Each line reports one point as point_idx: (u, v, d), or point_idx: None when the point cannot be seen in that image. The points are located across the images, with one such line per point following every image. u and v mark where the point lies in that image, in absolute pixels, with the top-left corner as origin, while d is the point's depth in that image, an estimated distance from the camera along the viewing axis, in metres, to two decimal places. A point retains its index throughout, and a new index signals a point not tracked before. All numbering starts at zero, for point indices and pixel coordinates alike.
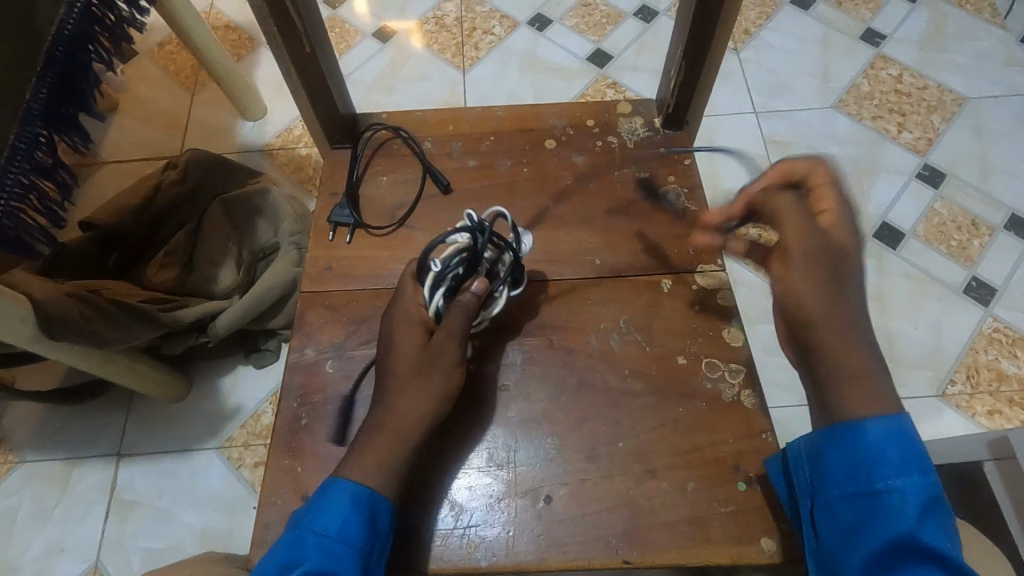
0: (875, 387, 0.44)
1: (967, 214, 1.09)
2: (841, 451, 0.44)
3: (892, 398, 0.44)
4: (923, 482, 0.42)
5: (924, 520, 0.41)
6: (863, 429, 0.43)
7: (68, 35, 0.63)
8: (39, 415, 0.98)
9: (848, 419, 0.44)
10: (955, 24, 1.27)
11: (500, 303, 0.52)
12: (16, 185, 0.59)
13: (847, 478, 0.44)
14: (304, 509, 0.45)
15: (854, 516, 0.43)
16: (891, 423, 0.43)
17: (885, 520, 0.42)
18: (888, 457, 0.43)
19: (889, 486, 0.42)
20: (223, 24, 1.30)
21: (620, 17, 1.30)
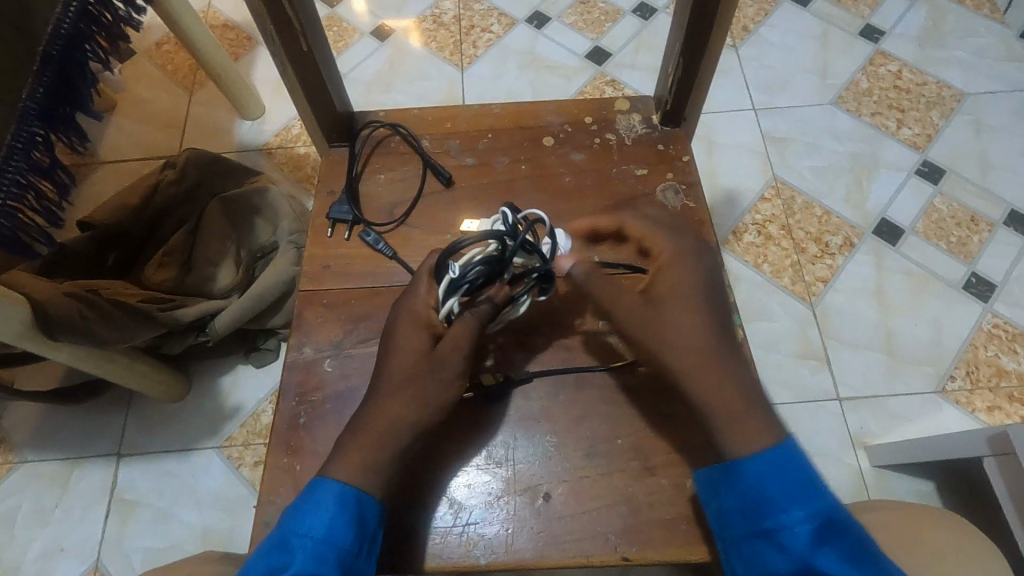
0: (758, 413, 0.44)
1: (967, 210, 1.09)
2: (731, 489, 0.44)
3: (769, 426, 0.44)
4: (812, 508, 0.41)
5: (820, 547, 0.40)
6: (746, 467, 0.43)
7: (65, 34, 0.63)
8: (39, 415, 0.98)
9: (731, 458, 0.44)
10: (954, 20, 1.27)
11: (521, 310, 0.51)
12: (14, 185, 0.59)
13: (741, 516, 0.43)
14: (290, 511, 0.45)
15: (757, 553, 0.42)
16: (769, 454, 0.43)
17: (781, 555, 0.41)
18: (770, 491, 0.42)
19: (780, 522, 0.41)
20: (221, 24, 1.30)
21: (618, 15, 1.29)
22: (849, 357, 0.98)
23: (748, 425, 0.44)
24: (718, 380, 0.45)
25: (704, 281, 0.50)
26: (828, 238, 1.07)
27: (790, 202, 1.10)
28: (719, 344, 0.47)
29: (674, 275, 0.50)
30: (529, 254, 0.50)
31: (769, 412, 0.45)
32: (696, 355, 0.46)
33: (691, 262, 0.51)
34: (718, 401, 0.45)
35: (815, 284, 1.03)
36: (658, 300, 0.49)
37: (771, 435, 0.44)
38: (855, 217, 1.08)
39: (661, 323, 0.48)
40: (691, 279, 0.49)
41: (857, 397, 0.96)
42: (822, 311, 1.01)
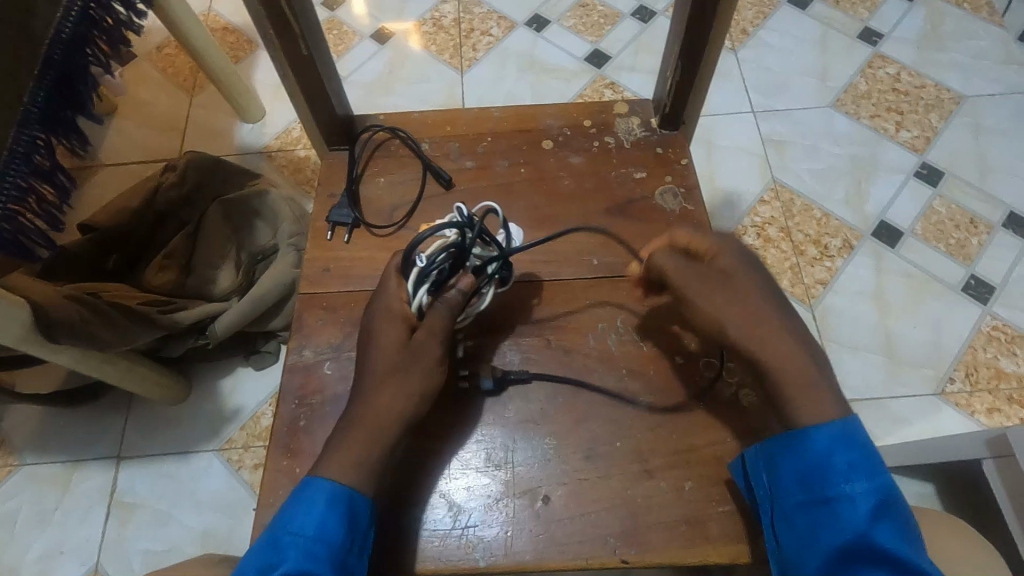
0: (830, 395, 0.45)
1: (966, 212, 1.09)
2: (794, 457, 0.45)
3: (838, 402, 0.45)
4: (872, 483, 0.43)
5: (877, 521, 0.42)
6: (812, 437, 0.44)
7: (65, 38, 0.63)
8: (38, 418, 0.98)
9: (798, 426, 0.45)
10: (953, 23, 1.27)
11: (486, 300, 0.52)
12: (14, 188, 0.59)
13: (798, 486, 0.45)
14: (282, 509, 0.46)
15: (811, 522, 0.44)
16: (839, 428, 0.44)
17: (837, 526, 0.43)
18: (835, 463, 0.44)
19: (842, 491, 0.43)
20: (221, 27, 1.30)
21: (617, 18, 1.30)
22: (848, 359, 0.98)
23: (814, 398, 0.45)
24: (790, 358, 0.45)
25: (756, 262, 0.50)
26: (827, 241, 1.07)
27: (790, 204, 1.10)
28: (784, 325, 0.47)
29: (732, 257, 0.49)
30: (487, 244, 0.53)
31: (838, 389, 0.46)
32: (765, 335, 0.46)
33: (738, 245, 0.50)
34: (793, 375, 0.45)
35: (814, 286, 1.03)
36: (730, 285, 0.48)
37: (838, 411, 0.45)
38: (854, 220, 1.09)
39: (734, 305, 0.47)
40: (746, 267, 0.49)
41: (857, 399, 0.96)
42: (821, 313, 1.01)
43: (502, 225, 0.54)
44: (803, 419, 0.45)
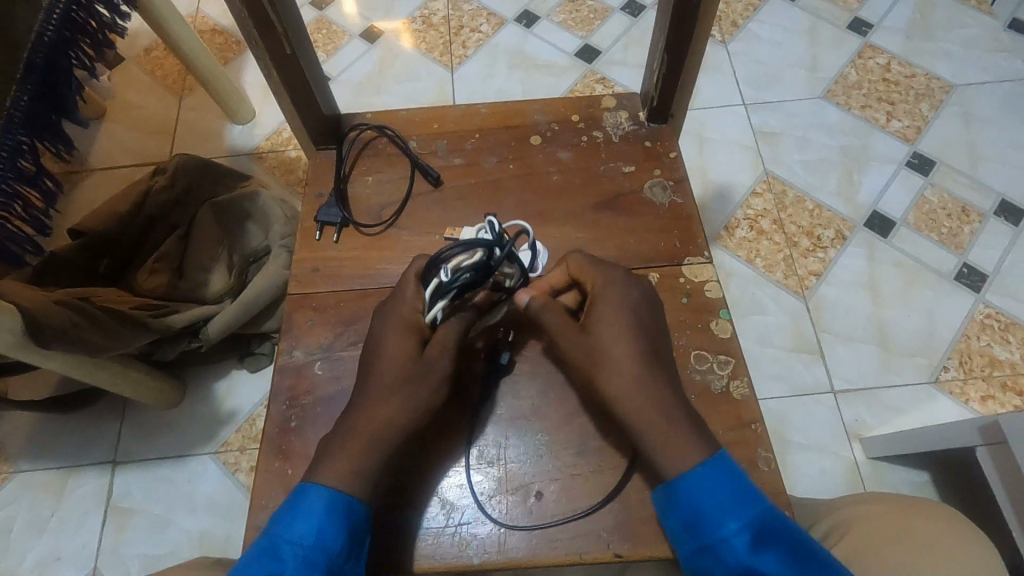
0: (692, 434, 0.45)
1: (957, 201, 1.09)
2: (672, 507, 0.45)
3: (704, 440, 0.45)
4: (745, 518, 0.42)
5: (759, 553, 0.41)
6: (683, 484, 0.44)
7: (48, 41, 0.62)
8: (32, 425, 0.98)
9: (670, 477, 0.45)
10: (942, 12, 1.27)
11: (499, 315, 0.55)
12: (0, 193, 0.59)
13: (684, 532, 0.44)
14: (279, 516, 0.45)
15: (703, 569, 0.43)
16: (702, 470, 0.44)
17: (724, 567, 0.42)
18: (707, 507, 0.43)
19: (719, 536, 0.42)
20: (209, 28, 1.29)
21: (607, 12, 1.30)
22: (842, 350, 0.98)
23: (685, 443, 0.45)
24: (661, 403, 0.46)
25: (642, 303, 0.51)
26: (819, 232, 1.07)
27: (782, 196, 1.10)
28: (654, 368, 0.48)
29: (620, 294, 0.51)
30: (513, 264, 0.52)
31: (703, 427, 0.46)
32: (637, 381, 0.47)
33: (620, 284, 0.51)
34: (667, 420, 0.46)
35: (808, 278, 1.03)
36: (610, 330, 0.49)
37: (706, 450, 0.45)
38: (846, 210, 1.09)
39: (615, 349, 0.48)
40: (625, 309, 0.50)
41: (852, 390, 0.96)
42: (815, 305, 1.01)
43: (527, 246, 0.55)
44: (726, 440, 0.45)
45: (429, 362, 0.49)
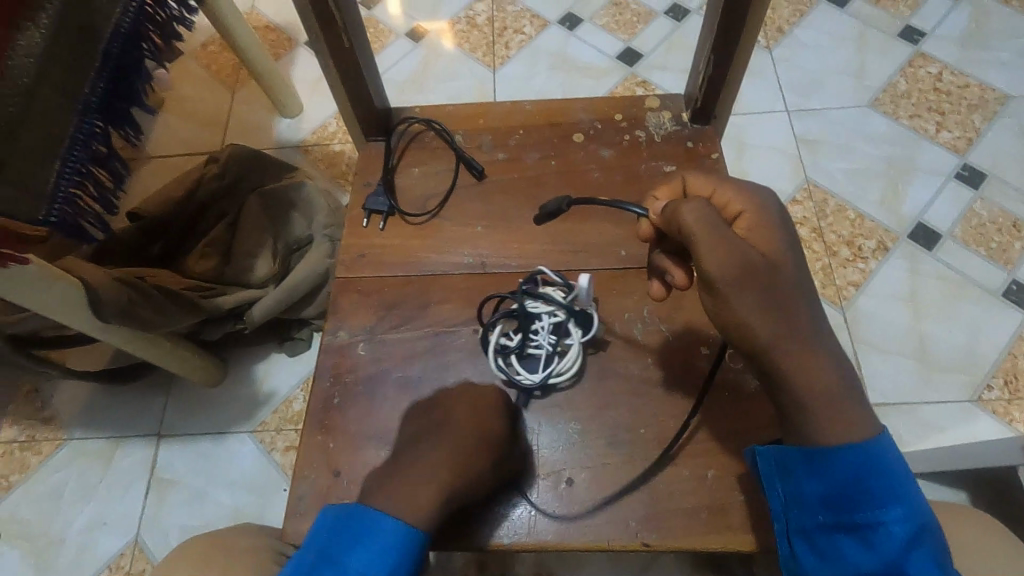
0: (859, 409, 0.43)
1: (1008, 216, 1.06)
2: (816, 474, 0.43)
3: (864, 422, 0.43)
4: (907, 509, 0.42)
5: (912, 550, 0.41)
6: (838, 459, 0.42)
7: (124, 32, 0.65)
8: (86, 395, 1.03)
9: (825, 445, 0.42)
10: (1000, 22, 1.24)
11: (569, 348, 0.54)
12: (75, 173, 0.61)
13: (826, 508, 0.43)
14: (343, 544, 0.43)
15: (833, 547, 0.43)
16: (871, 451, 0.42)
17: (870, 550, 0.42)
18: (869, 489, 0.42)
19: (874, 518, 0.42)
20: (263, 25, 1.35)
21: (651, 16, 1.30)
22: (879, 362, 0.97)
23: (845, 416, 0.42)
24: (815, 366, 0.42)
25: (794, 240, 0.44)
26: (860, 242, 1.05)
27: (823, 205, 1.09)
28: (810, 311, 0.42)
29: (770, 232, 0.43)
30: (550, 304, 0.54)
31: (865, 406, 0.43)
32: (790, 330, 0.41)
33: (776, 206, 0.45)
34: (811, 384, 0.42)
35: (847, 288, 1.01)
36: (773, 265, 0.42)
37: (869, 430, 0.42)
38: (890, 222, 1.06)
39: (769, 289, 0.41)
40: (785, 248, 0.43)
41: (888, 403, 0.94)
42: (853, 316, 1.00)
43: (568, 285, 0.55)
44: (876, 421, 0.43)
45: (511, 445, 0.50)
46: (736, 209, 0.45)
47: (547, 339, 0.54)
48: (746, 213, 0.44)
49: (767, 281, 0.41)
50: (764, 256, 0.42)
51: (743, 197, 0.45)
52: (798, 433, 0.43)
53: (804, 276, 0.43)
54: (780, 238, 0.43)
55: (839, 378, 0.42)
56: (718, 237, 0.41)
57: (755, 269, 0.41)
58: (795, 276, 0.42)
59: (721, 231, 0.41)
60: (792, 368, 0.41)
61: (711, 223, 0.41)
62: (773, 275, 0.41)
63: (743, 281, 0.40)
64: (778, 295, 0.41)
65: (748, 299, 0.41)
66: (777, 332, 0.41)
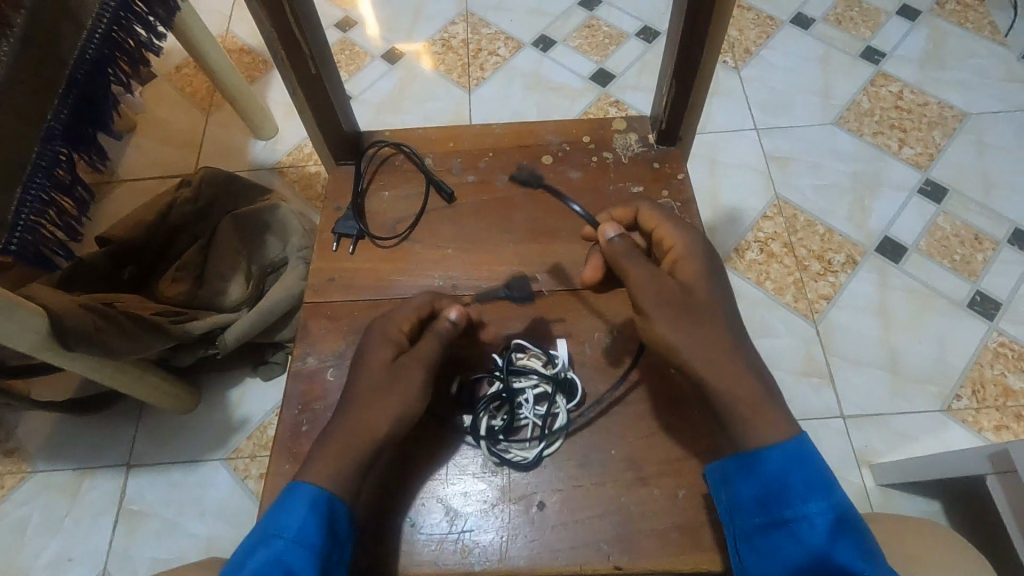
0: (776, 407, 0.45)
1: (970, 228, 1.09)
2: (748, 476, 0.45)
3: (781, 419, 0.45)
4: (829, 500, 0.43)
5: (837, 539, 0.42)
6: (763, 456, 0.44)
7: (90, 60, 0.64)
8: (53, 425, 1.00)
9: (751, 448, 0.44)
10: (955, 43, 1.29)
11: (560, 420, 0.53)
12: (36, 201, 0.60)
13: (758, 507, 0.45)
14: (272, 508, 0.47)
15: (769, 545, 0.44)
16: (792, 447, 0.44)
17: (797, 544, 0.43)
18: (791, 482, 0.44)
19: (799, 512, 0.43)
20: (238, 48, 1.35)
21: (622, 37, 1.33)
22: (851, 375, 0.98)
23: (765, 415, 0.44)
24: (742, 382, 0.45)
25: (716, 270, 0.49)
26: (829, 256, 1.07)
27: (793, 220, 1.11)
28: (732, 332, 0.46)
29: (694, 263, 0.49)
30: (527, 376, 0.55)
31: (784, 406, 0.45)
32: (713, 347, 0.45)
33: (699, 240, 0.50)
34: (740, 395, 0.44)
35: (818, 301, 1.03)
36: (691, 290, 0.48)
37: (788, 429, 0.44)
38: (858, 236, 1.09)
39: (690, 312, 0.46)
40: (707, 276, 0.49)
41: (862, 415, 0.95)
42: (825, 329, 1.01)
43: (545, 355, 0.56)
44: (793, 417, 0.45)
45: (403, 377, 0.49)
46: (670, 243, 0.51)
47: (534, 413, 0.54)
48: (678, 245, 0.50)
49: (685, 304, 0.47)
50: (684, 284, 0.48)
51: (676, 232, 0.51)
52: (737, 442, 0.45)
53: (723, 298, 0.48)
54: (703, 269, 0.49)
55: (760, 385, 0.45)
56: (637, 272, 0.48)
57: (669, 295, 0.47)
58: (714, 300, 0.47)
59: (640, 266, 0.49)
60: (720, 383, 0.45)
61: (632, 258, 0.50)
62: (691, 301, 0.47)
63: (661, 305, 0.47)
64: (697, 315, 0.46)
65: (672, 323, 0.46)
66: (701, 351, 0.45)
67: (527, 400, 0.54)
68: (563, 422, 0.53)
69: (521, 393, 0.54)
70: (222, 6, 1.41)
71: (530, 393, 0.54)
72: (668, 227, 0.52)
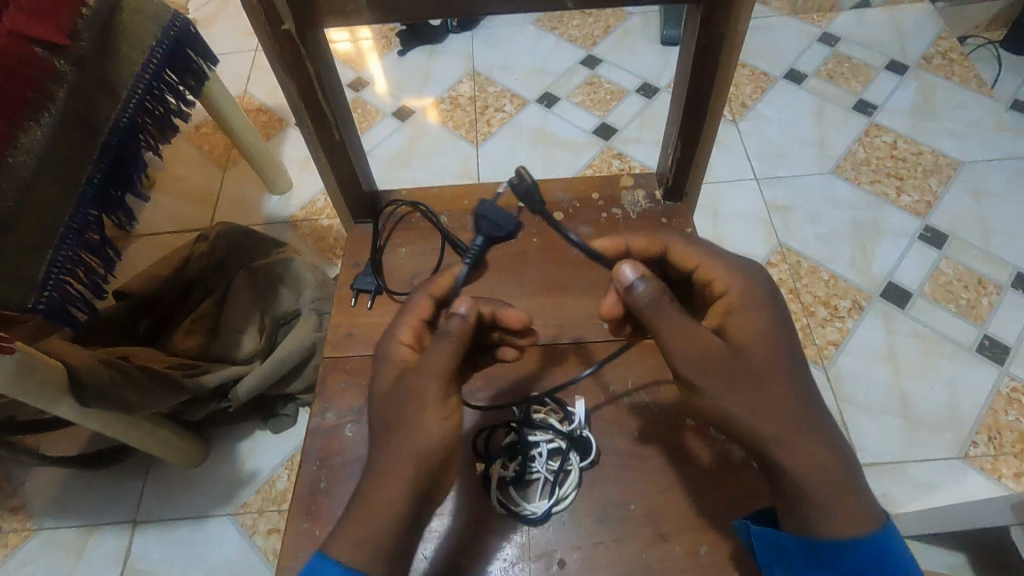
0: (859, 500, 0.42)
1: (973, 273, 1.10)
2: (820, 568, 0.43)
3: (865, 514, 0.42)
4: None
5: None
6: (843, 556, 0.42)
7: (123, 127, 0.68)
8: (60, 481, 1.00)
9: (829, 542, 0.42)
10: (944, 95, 1.34)
11: (571, 476, 0.52)
12: (66, 261, 0.62)
13: None
14: None
15: None
16: (877, 550, 0.41)
17: None
18: None
19: None
20: (255, 108, 1.41)
21: (623, 94, 1.39)
22: (865, 422, 0.97)
23: (846, 506, 0.42)
24: (815, 456, 0.42)
25: (780, 317, 0.45)
26: (835, 302, 1.08)
27: (797, 267, 1.13)
28: (801, 395, 0.43)
29: (749, 310, 0.45)
30: (543, 429, 0.54)
31: (868, 495, 0.42)
32: (778, 417, 0.42)
33: (751, 283, 0.47)
34: (812, 470, 0.42)
35: (826, 347, 1.04)
36: (747, 349, 0.44)
37: (871, 522, 0.42)
38: (862, 282, 1.10)
39: (747, 376, 0.43)
40: (770, 328, 0.44)
41: (878, 463, 0.94)
42: (835, 376, 1.01)
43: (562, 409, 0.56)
44: (880, 513, 0.42)
45: (411, 394, 0.44)
46: (719, 289, 0.48)
47: (547, 468, 0.53)
48: (731, 291, 0.47)
49: (744, 365, 0.43)
50: (738, 337, 0.44)
51: (725, 276, 0.48)
52: (806, 519, 0.43)
53: (786, 348, 0.44)
54: (761, 317, 0.45)
55: (838, 459, 0.42)
56: (684, 326, 0.44)
57: (722, 357, 0.43)
58: (776, 352, 0.44)
59: (683, 318, 0.44)
60: (789, 457, 0.42)
61: (666, 309, 0.44)
62: (749, 358, 0.43)
63: (715, 369, 0.43)
64: (757, 379, 0.43)
65: (727, 390, 0.43)
66: (764, 422, 0.42)
67: (540, 453, 0.54)
68: (575, 479, 0.52)
69: (535, 445, 0.54)
70: (241, 69, 1.49)
71: (544, 446, 0.54)
72: (715, 271, 0.49)
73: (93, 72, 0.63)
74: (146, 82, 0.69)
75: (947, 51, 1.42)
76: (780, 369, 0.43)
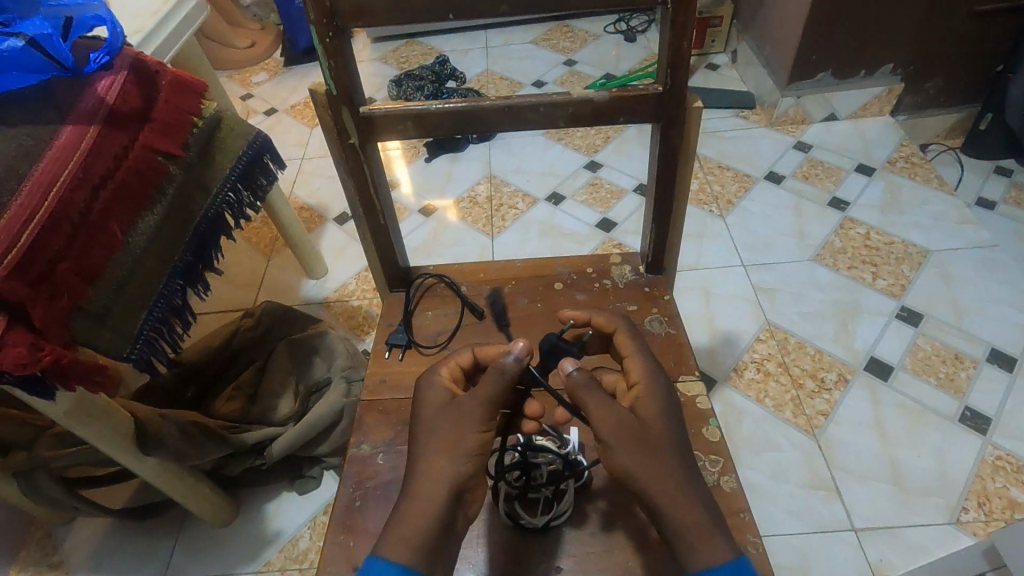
0: (720, 533, 0.48)
1: (950, 349, 1.19)
2: None
3: (725, 544, 0.48)
4: None
5: None
6: None
7: (210, 216, 0.84)
8: (100, 538, 1.07)
9: (695, 569, 0.47)
10: (909, 193, 1.50)
11: (568, 494, 0.60)
12: (155, 320, 0.75)
13: None
14: None
15: None
16: (732, 568, 0.46)
17: None
18: None
19: None
20: (299, 206, 1.62)
21: (621, 193, 1.57)
22: (858, 487, 1.02)
23: (712, 543, 0.47)
24: (687, 506, 0.49)
25: (672, 406, 0.55)
26: (822, 374, 1.17)
27: (785, 343, 1.23)
28: (682, 458, 0.51)
29: (652, 399, 0.55)
30: (545, 452, 0.63)
31: (727, 533, 0.49)
32: (662, 472, 0.50)
33: (654, 376, 0.57)
34: (685, 519, 0.48)
35: (816, 417, 1.11)
36: (644, 423, 0.53)
37: (732, 551, 0.47)
38: (846, 356, 1.20)
39: (642, 441, 0.51)
40: (667, 406, 0.55)
41: (872, 528, 0.98)
42: (826, 444, 1.07)
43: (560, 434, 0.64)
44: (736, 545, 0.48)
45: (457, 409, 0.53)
46: (635, 378, 0.58)
47: (547, 486, 0.61)
48: (640, 382, 0.57)
49: (640, 433, 0.52)
50: (640, 415, 0.54)
51: (643, 370, 0.58)
52: (679, 557, 0.48)
53: (670, 425, 0.53)
54: (657, 402, 0.55)
55: (711, 507, 0.50)
56: (598, 402, 0.53)
57: (628, 427, 0.52)
58: (663, 429, 0.53)
59: (599, 398, 0.54)
60: (672, 507, 0.49)
61: (592, 391, 0.54)
62: (644, 430, 0.52)
63: (620, 435, 0.51)
64: (651, 443, 0.51)
65: (631, 454, 0.50)
66: (652, 481, 0.49)
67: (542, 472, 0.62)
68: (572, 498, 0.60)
69: (538, 465, 0.62)
70: (289, 173, 1.72)
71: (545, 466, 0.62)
72: (637, 364, 0.59)
73: (194, 173, 0.81)
74: (231, 182, 0.87)
75: (909, 156, 1.60)
76: (666, 434, 0.52)
